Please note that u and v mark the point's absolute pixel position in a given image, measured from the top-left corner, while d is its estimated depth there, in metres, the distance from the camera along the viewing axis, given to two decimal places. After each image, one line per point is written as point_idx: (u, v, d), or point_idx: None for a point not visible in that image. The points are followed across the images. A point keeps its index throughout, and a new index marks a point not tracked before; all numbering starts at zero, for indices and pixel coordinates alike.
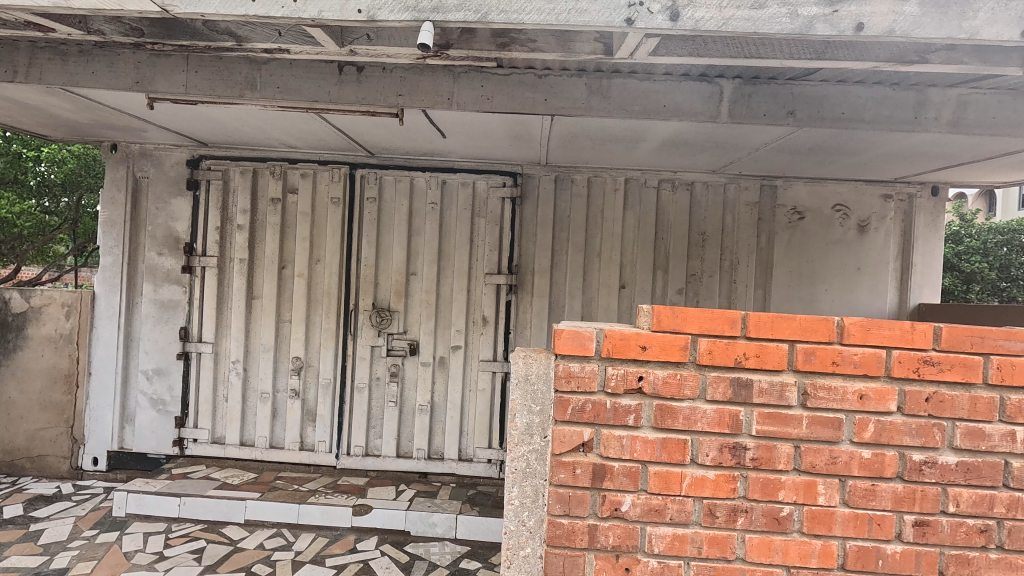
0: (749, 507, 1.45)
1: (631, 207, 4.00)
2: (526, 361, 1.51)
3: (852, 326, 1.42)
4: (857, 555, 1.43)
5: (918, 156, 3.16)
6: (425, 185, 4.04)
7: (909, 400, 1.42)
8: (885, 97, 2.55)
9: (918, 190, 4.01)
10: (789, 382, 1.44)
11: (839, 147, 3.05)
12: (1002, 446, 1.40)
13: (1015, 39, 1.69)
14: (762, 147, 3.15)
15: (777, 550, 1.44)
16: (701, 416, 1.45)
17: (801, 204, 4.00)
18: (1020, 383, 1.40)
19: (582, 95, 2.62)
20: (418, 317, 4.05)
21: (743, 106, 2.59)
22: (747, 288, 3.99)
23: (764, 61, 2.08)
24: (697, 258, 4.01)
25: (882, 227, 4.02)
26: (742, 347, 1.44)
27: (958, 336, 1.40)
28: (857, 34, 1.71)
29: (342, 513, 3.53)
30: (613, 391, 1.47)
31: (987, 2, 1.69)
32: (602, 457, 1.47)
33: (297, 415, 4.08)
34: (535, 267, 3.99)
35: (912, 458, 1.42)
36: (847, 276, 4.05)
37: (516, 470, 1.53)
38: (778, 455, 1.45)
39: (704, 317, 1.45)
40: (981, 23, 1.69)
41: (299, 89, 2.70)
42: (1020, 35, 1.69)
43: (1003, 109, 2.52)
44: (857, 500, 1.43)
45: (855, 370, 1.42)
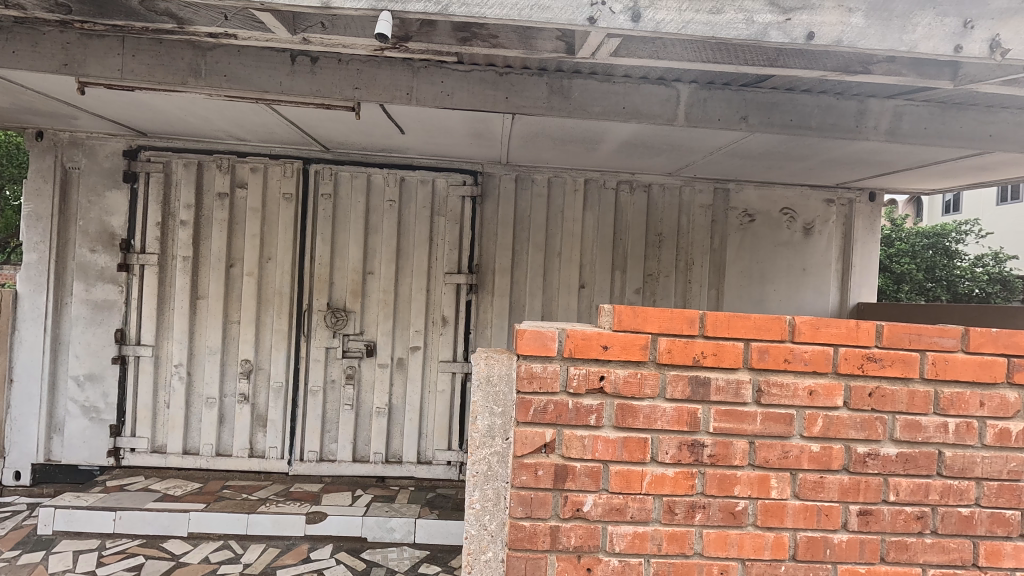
0: (706, 503, 1.47)
1: (591, 207, 4.03)
2: (487, 361, 1.49)
3: (803, 324, 1.48)
4: (807, 546, 1.48)
5: (859, 162, 3.32)
6: (383, 182, 3.94)
7: (854, 395, 1.48)
8: (830, 105, 2.68)
9: (857, 196, 4.24)
10: (744, 380, 1.48)
11: (788, 152, 3.17)
12: (936, 436, 1.49)
13: (949, 54, 1.80)
14: (717, 151, 3.24)
15: (733, 544, 1.47)
16: (661, 414, 1.47)
17: (751, 206, 4.15)
18: (953, 378, 1.49)
19: (543, 94, 2.61)
20: (375, 318, 3.94)
21: (699, 110, 2.65)
22: (701, 288, 4.11)
23: (722, 67, 2.12)
24: (654, 258, 4.08)
25: (825, 229, 4.23)
26: (700, 346, 1.47)
27: (898, 334, 1.48)
28: (809, 42, 1.77)
29: (295, 521, 3.39)
30: (575, 392, 1.46)
31: (924, 17, 1.79)
32: (565, 458, 1.46)
33: (247, 420, 3.90)
34: (495, 265, 3.97)
35: (856, 451, 1.48)
36: (794, 276, 4.23)
37: (478, 474, 1.50)
38: (734, 451, 1.48)
39: (664, 316, 1.47)
40: (919, 36, 1.79)
41: (248, 78, 2.57)
42: (953, 49, 1.79)
43: (934, 121, 2.70)
44: (807, 492, 1.48)
45: (805, 367, 1.48)
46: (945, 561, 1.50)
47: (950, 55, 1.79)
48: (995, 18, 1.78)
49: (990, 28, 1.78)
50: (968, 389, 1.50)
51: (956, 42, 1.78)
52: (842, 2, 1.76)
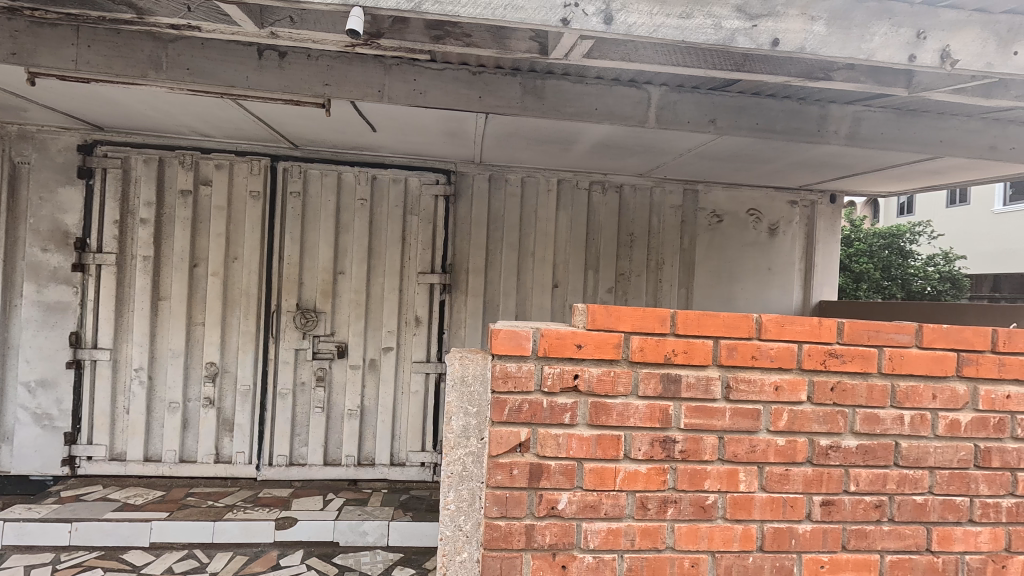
0: (678, 498, 1.50)
1: (564, 207, 4.06)
2: (463, 361, 1.48)
3: (769, 322, 1.52)
4: (773, 537, 1.53)
5: (821, 165, 3.45)
6: (354, 180, 3.88)
7: (817, 390, 1.54)
8: (794, 110, 2.76)
9: (819, 198, 4.40)
10: (713, 376, 1.51)
11: (754, 154, 3.26)
12: (893, 428, 1.56)
13: (904, 63, 1.88)
14: (687, 152, 3.31)
15: (703, 537, 1.51)
16: (634, 411, 1.49)
17: (719, 207, 4.25)
18: (908, 372, 1.56)
19: (516, 95, 2.61)
20: (346, 318, 3.87)
21: (669, 112, 2.69)
22: (671, 287, 4.19)
23: (691, 70, 2.16)
24: (626, 258, 4.14)
25: (789, 230, 4.37)
26: (671, 344, 1.50)
27: (858, 331, 1.55)
28: (774, 48, 1.82)
29: (263, 527, 3.30)
30: (549, 390, 1.47)
31: (881, 27, 1.86)
32: (539, 456, 1.47)
33: (212, 425, 3.78)
34: (468, 265, 3.95)
35: (819, 444, 1.54)
36: (760, 275, 4.35)
37: (452, 475, 1.49)
38: (704, 446, 1.51)
39: (637, 315, 1.49)
40: (877, 45, 1.86)
41: (213, 72, 2.49)
42: (908, 58, 1.88)
43: (890, 127, 2.81)
44: (773, 484, 1.53)
45: (771, 363, 1.52)
46: (901, 547, 1.57)
47: (905, 63, 1.88)
48: (945, 29, 1.87)
49: (942, 39, 1.87)
50: (922, 382, 1.57)
51: (911, 51, 1.87)
52: (805, 10, 1.82)
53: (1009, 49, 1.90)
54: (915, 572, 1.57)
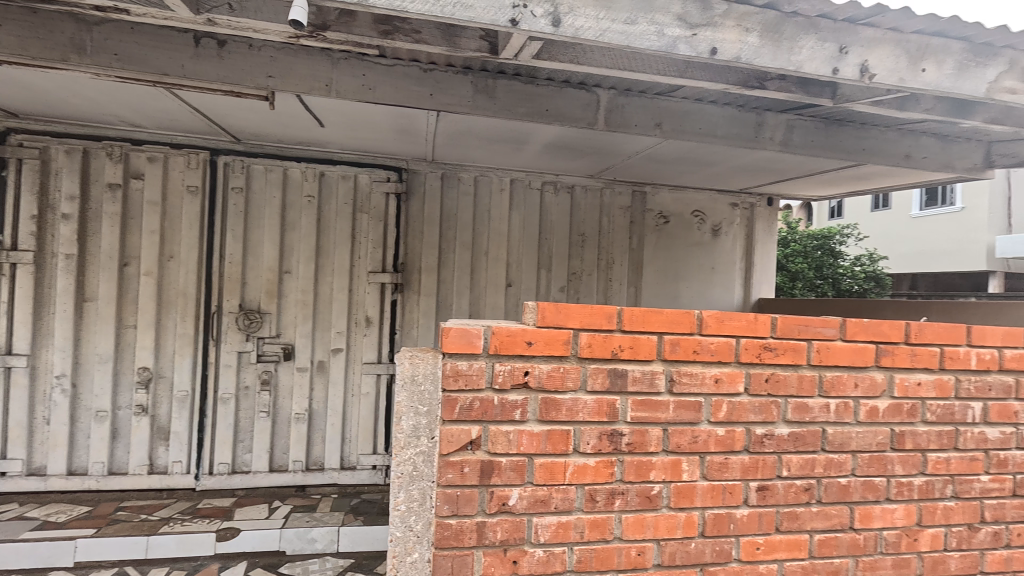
0: (625, 490, 1.55)
1: (517, 207, 4.09)
2: (412, 361, 1.46)
3: (709, 317, 1.60)
4: (714, 522, 1.60)
5: (759, 170, 3.64)
6: (300, 176, 3.75)
7: (753, 381, 1.63)
8: (733, 116, 2.90)
9: (757, 200, 4.64)
10: (658, 370, 1.57)
11: (698, 158, 3.40)
12: (821, 416, 1.67)
13: (829, 75, 2.02)
14: (635, 155, 3.41)
15: (649, 526, 1.56)
16: (583, 406, 1.52)
17: (666, 209, 4.40)
18: (834, 363, 1.68)
19: (468, 93, 2.61)
20: (292, 319, 3.74)
21: (618, 115, 2.77)
22: (621, 286, 4.30)
23: (637, 75, 2.23)
24: (578, 257, 4.21)
25: (730, 231, 4.59)
26: (618, 340, 1.54)
27: (790, 325, 1.65)
28: (712, 57, 1.91)
29: (203, 540, 3.13)
30: (500, 388, 1.48)
31: (808, 40, 1.99)
32: (490, 453, 1.47)
33: (145, 434, 3.55)
34: (421, 264, 3.91)
35: (755, 432, 1.63)
36: (704, 274, 4.54)
37: (402, 475, 1.46)
38: (650, 438, 1.57)
39: (585, 312, 1.53)
40: (805, 57, 1.99)
41: (144, 58, 2.34)
42: (832, 71, 2.01)
43: (819, 135, 3.01)
44: (713, 473, 1.60)
45: (711, 357, 1.60)
46: (828, 526, 1.68)
47: (829, 75, 2.01)
48: (864, 45, 2.03)
49: (861, 54, 2.02)
50: (846, 372, 1.69)
51: (834, 64, 2.01)
52: (740, 21, 1.92)
53: (919, 65, 2.08)
54: (840, 549, 1.69)
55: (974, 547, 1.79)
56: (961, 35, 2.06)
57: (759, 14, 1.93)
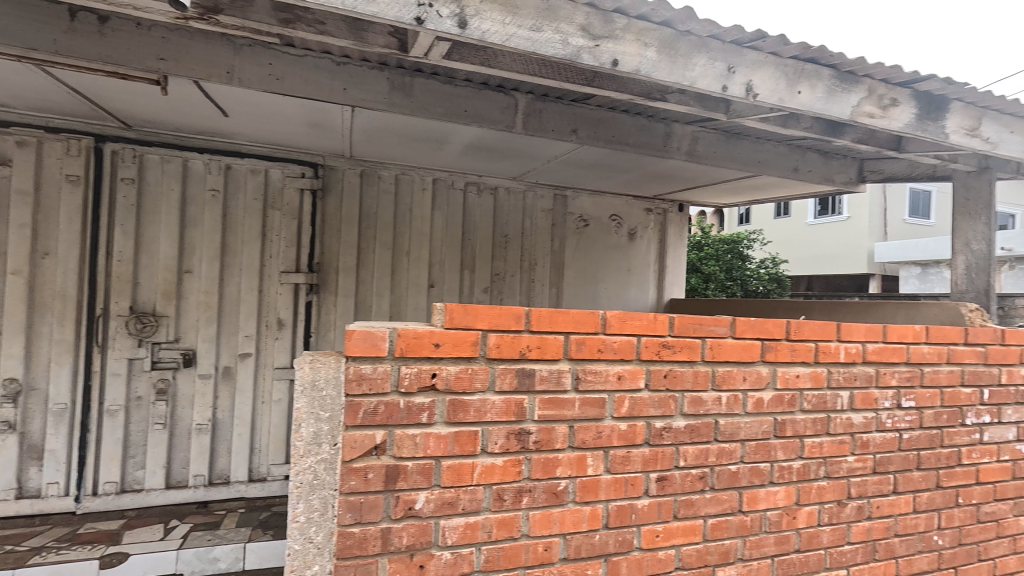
0: (532, 487, 1.58)
1: (440, 207, 4.05)
2: (313, 365, 1.39)
3: (612, 317, 1.67)
4: (616, 514, 1.67)
5: (669, 177, 3.85)
6: (203, 168, 3.48)
7: (653, 378, 1.72)
8: (643, 126, 3.05)
9: (669, 206, 4.93)
10: (564, 369, 1.62)
11: (613, 164, 3.55)
12: (714, 408, 1.80)
13: (719, 92, 2.18)
14: (554, 159, 3.49)
15: (556, 521, 1.60)
16: (491, 407, 1.53)
17: (586, 212, 4.55)
18: (725, 359, 1.81)
19: (384, 90, 2.55)
20: (194, 322, 3.46)
21: (535, 120, 2.82)
22: (543, 287, 4.39)
23: (547, 81, 2.29)
24: (501, 258, 4.24)
25: (646, 234, 4.83)
26: (526, 340, 1.57)
27: (686, 324, 1.76)
28: (614, 68, 2.00)
29: (81, 569, 2.78)
30: (406, 391, 1.45)
31: (701, 58, 2.14)
32: (395, 458, 1.45)
33: (13, 453, 3.15)
34: (338, 264, 3.76)
35: (654, 425, 1.72)
36: (621, 276, 4.74)
37: (302, 484, 1.40)
38: (556, 436, 1.61)
39: (493, 312, 1.54)
40: (697, 74, 2.13)
41: (5, 30, 2.08)
42: (721, 88, 2.18)
43: (720, 147, 3.24)
44: (616, 466, 1.67)
45: (614, 355, 1.67)
46: (720, 511, 1.81)
47: (719, 92, 2.18)
48: (749, 67, 2.21)
49: (746, 74, 2.20)
50: (735, 367, 1.83)
51: (723, 82, 2.17)
52: (639, 36, 2.03)
53: (796, 88, 2.30)
54: (729, 531, 1.82)
55: (843, 521, 2.00)
56: (830, 62, 2.30)
57: (657, 30, 2.05)
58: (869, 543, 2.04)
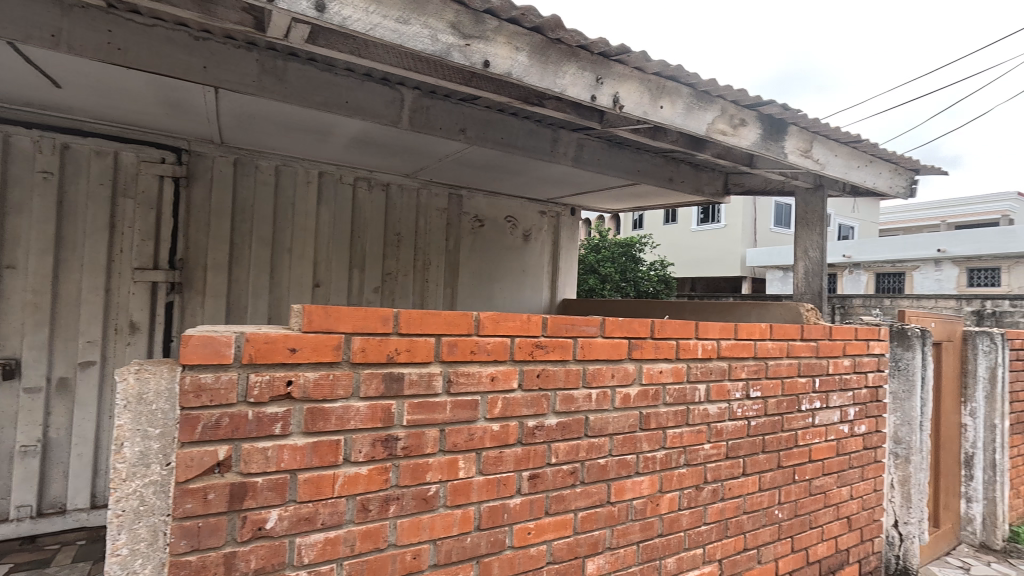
0: (400, 495, 1.53)
1: (326, 202, 3.84)
2: (139, 376, 1.24)
3: (486, 319, 1.67)
4: (488, 514, 1.67)
5: (560, 182, 3.98)
6: (31, 146, 2.98)
7: (527, 377, 1.75)
8: (531, 130, 3.12)
9: (562, 210, 5.11)
10: (435, 372, 1.58)
11: (505, 166, 3.59)
12: (584, 405, 1.87)
13: (587, 100, 2.29)
14: (445, 157, 3.46)
15: (425, 527, 1.57)
16: (354, 414, 1.46)
17: (481, 213, 4.57)
18: (594, 357, 1.89)
19: (252, 72, 2.35)
20: (17, 327, 2.95)
21: (422, 116, 2.77)
22: (437, 287, 4.32)
23: (423, 77, 2.25)
24: (393, 257, 4.10)
25: (539, 236, 4.96)
26: (394, 343, 1.52)
27: (558, 324, 1.82)
28: (485, 68, 2.01)
29: None
30: (256, 401, 1.33)
31: (571, 67, 2.22)
32: (243, 475, 1.32)
33: None
34: (206, 261, 3.41)
35: (527, 425, 1.75)
36: (516, 277, 4.82)
37: (124, 512, 1.23)
38: (426, 440, 1.57)
39: (358, 315, 1.47)
40: (568, 82, 2.22)
41: None
42: (589, 97, 2.29)
43: (603, 155, 3.41)
44: (488, 467, 1.68)
45: (488, 357, 1.67)
46: (589, 503, 1.88)
47: (588, 101, 2.29)
48: (616, 79, 2.34)
49: (613, 86, 2.33)
50: (605, 365, 1.92)
51: (592, 92, 2.28)
52: (511, 39, 2.06)
53: (658, 102, 2.49)
54: (598, 522, 1.90)
55: (699, 504, 2.18)
56: (688, 81, 2.51)
57: (528, 35, 2.09)
58: (722, 522, 2.25)
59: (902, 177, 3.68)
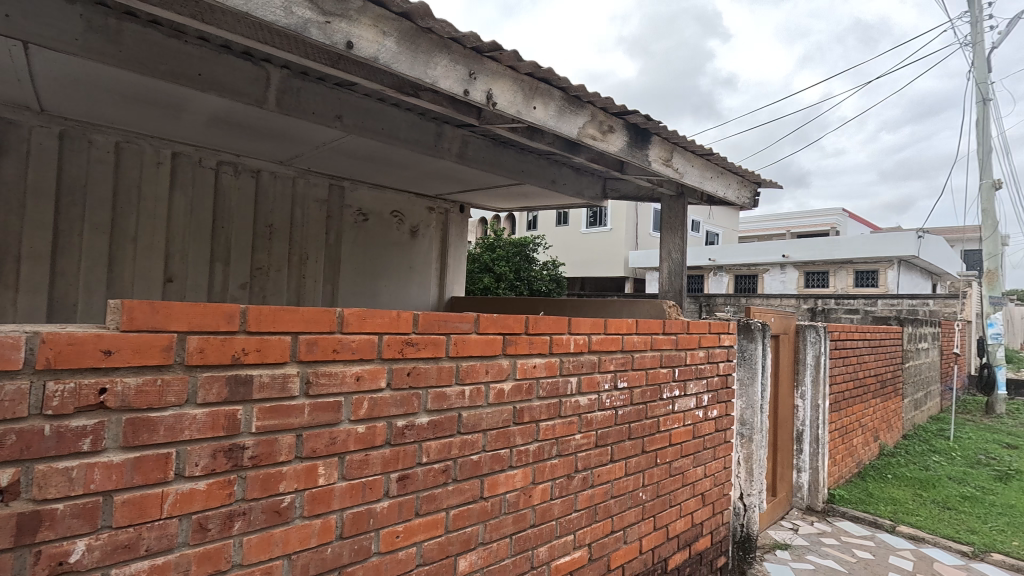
0: (247, 509, 1.39)
1: (181, 186, 3.42)
2: None
3: (350, 315, 1.58)
4: (352, 522, 1.59)
5: (447, 178, 3.95)
6: None
7: (395, 376, 1.68)
8: (413, 123, 3.05)
9: (451, 207, 5.08)
10: (291, 373, 1.46)
11: (389, 158, 3.47)
12: (457, 402, 1.85)
13: (459, 93, 2.29)
14: (322, 145, 3.26)
15: (277, 542, 1.44)
16: (190, 423, 1.29)
17: (365, 206, 4.38)
18: (468, 354, 1.89)
19: (76, 30, 2.02)
20: None
21: (291, 99, 2.59)
22: (315, 283, 4.06)
23: (283, 53, 2.09)
24: (264, 251, 3.77)
25: (427, 233, 4.88)
26: (240, 343, 1.38)
27: (430, 320, 1.78)
28: (348, 50, 1.91)
29: None
30: (56, 414, 1.13)
31: (442, 59, 2.20)
32: (36, 502, 1.11)
33: None
34: (20, 250, 2.87)
35: (395, 425, 1.69)
36: (403, 274, 4.70)
37: None
38: (279, 447, 1.44)
39: (196, 311, 1.31)
40: (439, 73, 2.19)
41: None
42: (461, 91, 2.29)
43: (488, 153, 3.44)
44: (352, 471, 1.59)
45: (352, 355, 1.58)
46: (461, 501, 1.87)
47: (461, 95, 2.29)
48: (488, 76, 2.38)
49: (485, 83, 2.36)
50: (479, 362, 1.92)
51: (464, 86, 2.29)
52: (377, 23, 1.98)
53: (531, 103, 2.57)
54: (471, 518, 1.90)
55: (571, 492, 2.27)
56: (559, 85, 2.61)
57: (395, 21, 2.03)
58: (591, 507, 2.36)
59: (747, 189, 4.17)
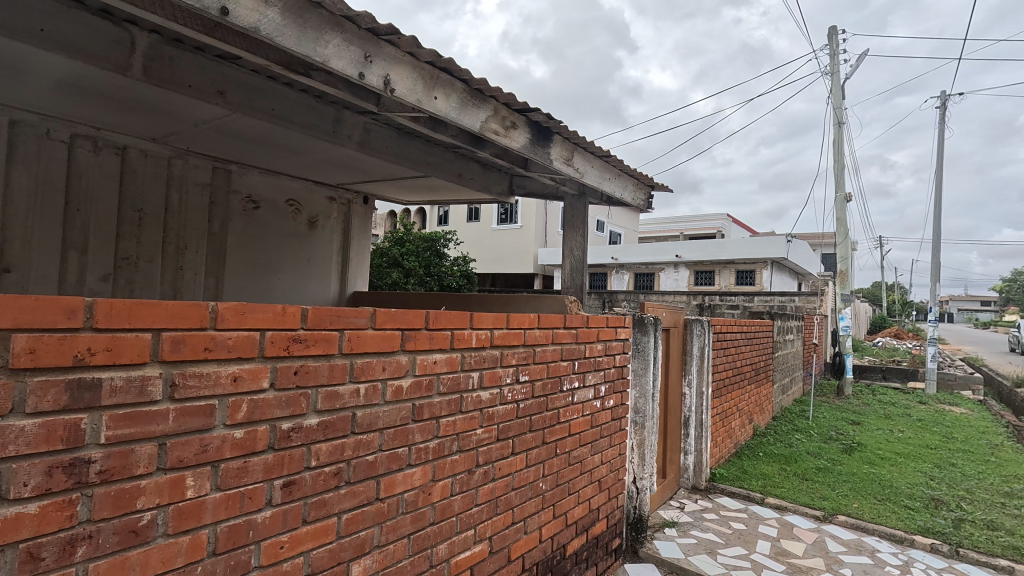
0: (93, 532, 1.21)
1: (23, 161, 2.93)
2: None
3: (227, 310, 1.44)
4: (227, 536, 1.45)
5: (348, 167, 3.77)
6: None
7: (280, 375, 1.56)
8: (308, 105, 2.88)
9: (353, 198, 4.87)
10: (152, 375, 1.30)
11: (281, 143, 3.24)
12: (351, 401, 1.77)
13: (353, 76, 2.19)
14: (203, 124, 2.96)
15: (133, 567, 1.27)
16: (16, 436, 1.11)
17: (256, 193, 4.05)
18: (363, 350, 1.80)
19: None
20: None
21: (162, 68, 2.33)
22: (196, 275, 3.68)
23: (146, 14, 1.86)
24: (132, 238, 3.35)
25: (328, 224, 4.63)
26: (85, 342, 1.20)
27: (321, 315, 1.67)
28: (223, 17, 1.74)
29: None
30: None
31: (334, 37, 2.09)
32: None
33: None
34: None
35: (280, 428, 1.57)
36: (300, 267, 4.41)
37: None
38: (136, 459, 1.28)
39: (25, 305, 1.12)
40: (330, 52, 2.08)
41: None
42: (356, 73, 2.19)
43: (391, 142, 3.33)
44: (228, 481, 1.45)
45: (228, 354, 1.44)
46: (354, 504, 1.79)
47: (355, 78, 2.19)
48: (386, 61, 2.29)
49: (382, 67, 2.28)
50: (374, 358, 1.85)
51: (359, 69, 2.19)
52: None
53: (432, 93, 2.53)
54: (365, 521, 1.82)
55: (471, 487, 2.27)
56: (461, 77, 2.59)
57: None
58: (492, 501, 2.38)
59: (642, 192, 4.43)
